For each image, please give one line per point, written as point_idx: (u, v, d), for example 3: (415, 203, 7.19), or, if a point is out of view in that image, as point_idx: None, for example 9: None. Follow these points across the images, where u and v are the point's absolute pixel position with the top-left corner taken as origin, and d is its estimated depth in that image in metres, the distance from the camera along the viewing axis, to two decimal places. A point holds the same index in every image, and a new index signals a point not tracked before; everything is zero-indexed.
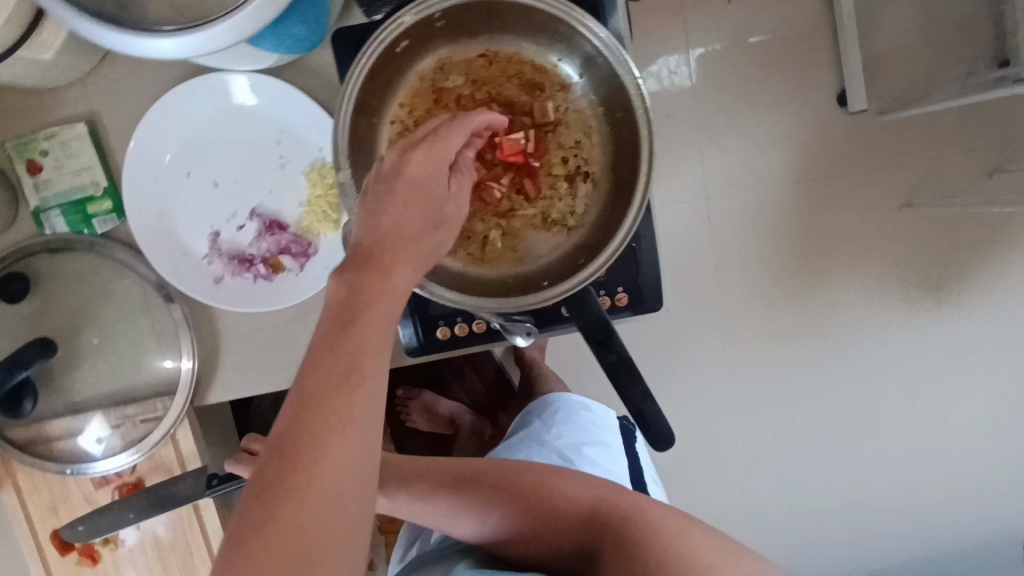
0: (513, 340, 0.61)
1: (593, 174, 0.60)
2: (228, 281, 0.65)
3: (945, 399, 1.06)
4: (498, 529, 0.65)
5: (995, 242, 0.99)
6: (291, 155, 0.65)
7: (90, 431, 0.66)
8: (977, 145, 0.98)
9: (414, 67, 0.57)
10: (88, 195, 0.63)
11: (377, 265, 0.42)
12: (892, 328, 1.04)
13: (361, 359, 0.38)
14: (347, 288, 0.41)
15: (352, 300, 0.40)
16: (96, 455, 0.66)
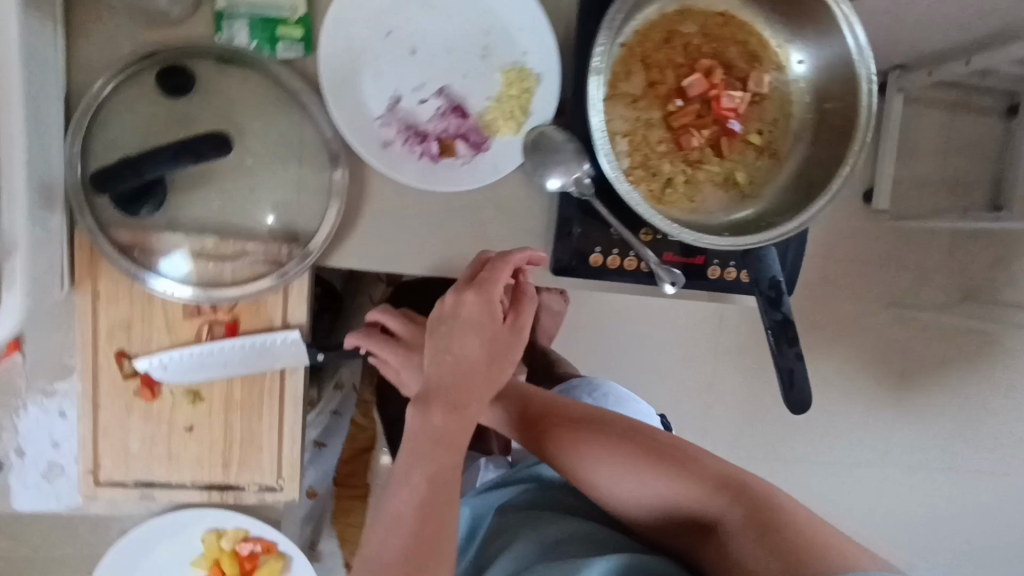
0: (663, 285, 0.62)
1: (780, 154, 0.63)
2: (395, 150, 0.63)
3: (897, 445, 1.37)
4: (609, 479, 0.65)
5: (967, 333, 1.31)
6: (495, 48, 0.63)
7: (178, 250, 0.60)
8: (979, 257, 1.31)
9: (660, 4, 0.60)
10: (282, 16, 0.60)
11: (451, 397, 0.55)
12: (876, 381, 1.34)
13: (447, 483, 0.54)
14: (424, 422, 0.55)
15: (428, 433, 0.55)
16: (168, 274, 0.60)
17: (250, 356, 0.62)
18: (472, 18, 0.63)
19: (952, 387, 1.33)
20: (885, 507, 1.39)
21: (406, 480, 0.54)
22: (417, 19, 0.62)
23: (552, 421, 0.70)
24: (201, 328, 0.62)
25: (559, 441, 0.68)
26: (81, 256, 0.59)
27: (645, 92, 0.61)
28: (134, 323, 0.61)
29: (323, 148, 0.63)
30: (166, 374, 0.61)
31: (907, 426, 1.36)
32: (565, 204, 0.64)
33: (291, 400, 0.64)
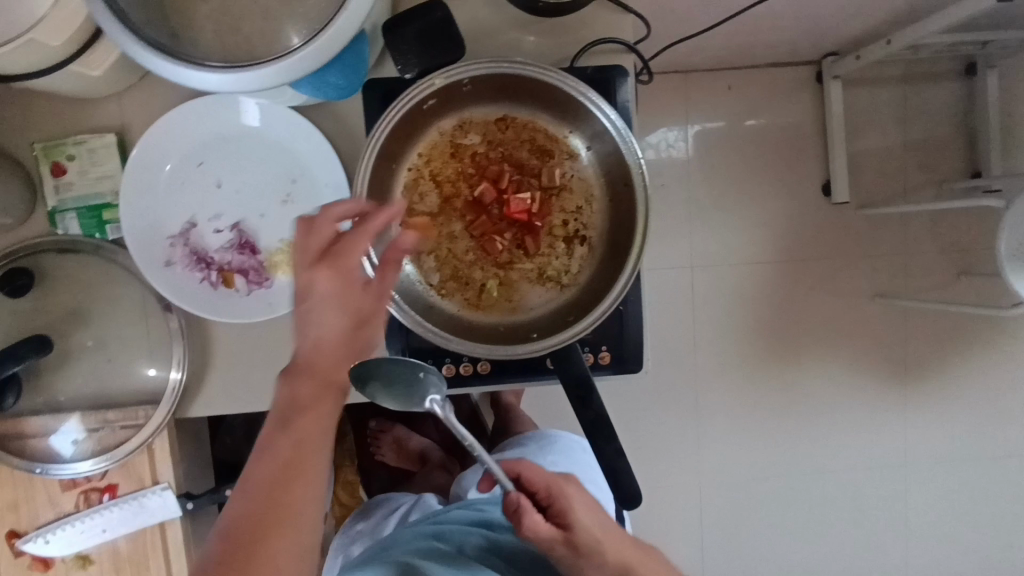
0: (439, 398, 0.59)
1: (590, 240, 0.63)
2: (177, 270, 0.66)
3: (880, 442, 1.38)
4: None
5: (959, 328, 1.34)
6: (297, 195, 0.67)
7: (65, 432, 0.66)
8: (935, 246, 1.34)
9: (437, 123, 0.61)
10: (105, 202, 0.66)
11: (327, 368, 0.52)
12: (836, 379, 1.36)
13: (305, 472, 0.51)
14: (300, 388, 0.52)
15: (295, 405, 0.52)
16: (68, 456, 0.66)
17: (130, 517, 0.67)
18: (272, 168, 0.67)
19: (955, 381, 1.35)
20: (869, 513, 1.39)
21: (259, 451, 0.51)
22: (226, 161, 0.67)
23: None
24: (80, 497, 0.67)
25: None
26: None
27: (441, 208, 0.62)
28: (19, 503, 0.66)
29: (161, 315, 0.67)
30: (49, 547, 0.66)
31: (900, 430, 1.37)
32: (391, 322, 0.65)
33: (175, 548, 0.69)
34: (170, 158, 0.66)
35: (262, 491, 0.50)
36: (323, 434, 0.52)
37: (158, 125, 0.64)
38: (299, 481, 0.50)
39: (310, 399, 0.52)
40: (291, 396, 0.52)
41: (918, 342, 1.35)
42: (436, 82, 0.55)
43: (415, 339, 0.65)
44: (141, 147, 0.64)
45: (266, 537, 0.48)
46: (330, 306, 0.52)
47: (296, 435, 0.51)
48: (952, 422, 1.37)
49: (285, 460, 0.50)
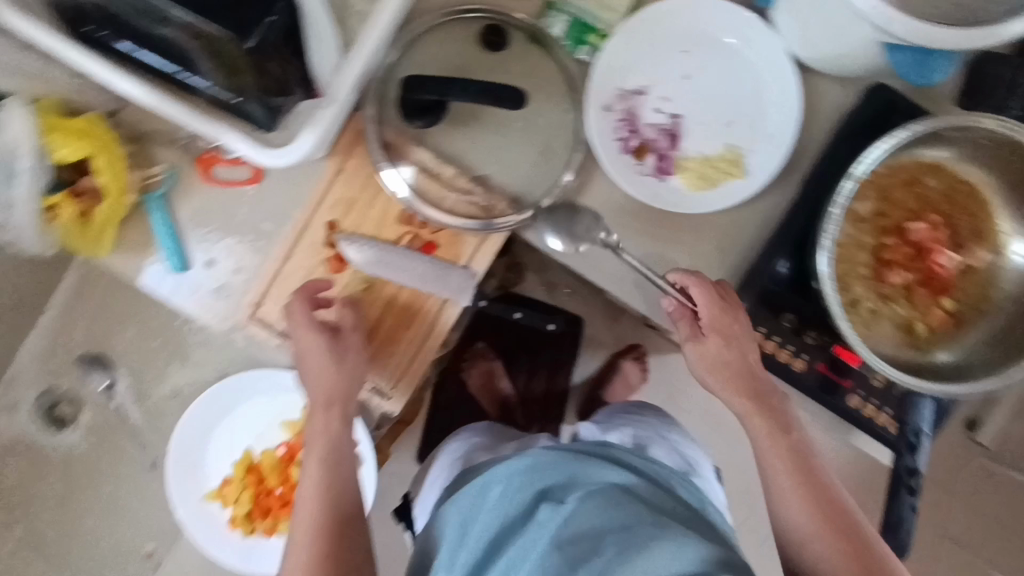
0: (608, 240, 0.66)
1: (963, 325, 0.65)
2: (608, 118, 0.70)
3: None
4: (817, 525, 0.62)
5: None
6: (738, 128, 0.70)
7: (407, 170, 0.68)
8: None
9: (921, 151, 0.64)
10: (596, 27, 0.69)
11: (329, 428, 0.67)
12: None
13: (337, 498, 0.66)
14: (315, 462, 0.66)
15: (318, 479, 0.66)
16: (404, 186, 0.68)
17: (428, 274, 0.68)
18: (735, 95, 0.70)
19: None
20: None
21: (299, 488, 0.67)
22: (705, 63, 0.70)
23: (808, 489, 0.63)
24: (403, 234, 0.69)
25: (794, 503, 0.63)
26: (348, 133, 0.68)
27: (870, 217, 0.65)
28: (354, 205, 0.69)
29: (569, 145, 0.70)
30: (353, 258, 0.67)
31: None
32: (750, 278, 0.68)
33: (439, 328, 0.70)
34: (666, 29, 0.69)
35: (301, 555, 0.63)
36: (342, 435, 0.68)
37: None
38: (338, 473, 0.67)
39: (321, 437, 0.67)
40: (320, 426, 0.67)
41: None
42: (984, 122, 0.58)
43: (760, 303, 0.68)
44: (660, 7, 0.68)
45: (334, 494, 0.66)
46: (311, 348, 0.66)
47: (311, 491, 0.65)
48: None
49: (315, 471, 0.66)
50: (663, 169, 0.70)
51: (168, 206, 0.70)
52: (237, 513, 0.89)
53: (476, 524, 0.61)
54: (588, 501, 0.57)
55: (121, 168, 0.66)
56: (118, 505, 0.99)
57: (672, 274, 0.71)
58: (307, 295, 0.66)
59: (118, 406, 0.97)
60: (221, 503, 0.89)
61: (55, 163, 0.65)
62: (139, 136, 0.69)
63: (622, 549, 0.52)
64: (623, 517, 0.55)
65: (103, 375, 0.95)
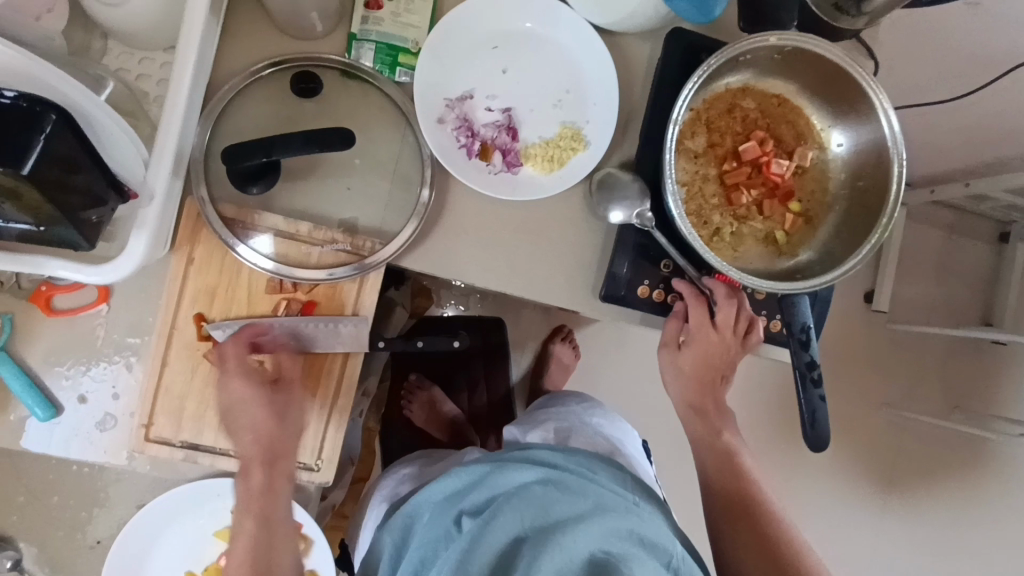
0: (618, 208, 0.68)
1: (814, 221, 0.71)
2: (444, 130, 0.71)
3: (867, 537, 1.49)
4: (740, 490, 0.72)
5: (948, 454, 1.48)
6: (566, 104, 0.73)
7: (263, 239, 0.66)
8: (942, 381, 1.50)
9: (729, 80, 0.69)
10: (405, 47, 0.70)
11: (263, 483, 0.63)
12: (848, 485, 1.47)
13: (274, 560, 0.62)
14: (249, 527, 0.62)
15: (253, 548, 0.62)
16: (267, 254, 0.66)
17: (316, 336, 0.66)
18: (554, 74, 0.73)
19: (926, 492, 1.48)
20: None
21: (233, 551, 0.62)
22: (517, 53, 0.73)
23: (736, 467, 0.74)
24: (279, 303, 0.67)
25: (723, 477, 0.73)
26: (186, 222, 0.65)
27: (705, 151, 0.70)
28: (217, 291, 0.66)
29: (416, 166, 0.70)
30: (232, 341, 0.65)
31: (873, 528, 1.49)
32: (622, 239, 0.71)
33: (347, 382, 0.69)
34: (473, 33, 0.72)
35: None
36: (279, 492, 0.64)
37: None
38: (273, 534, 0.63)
39: (253, 496, 0.63)
40: (248, 483, 0.63)
41: (907, 449, 1.49)
42: (770, 40, 0.63)
43: (637, 258, 0.71)
44: (460, 12, 0.70)
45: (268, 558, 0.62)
46: (248, 399, 0.62)
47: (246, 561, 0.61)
48: (917, 530, 1.49)
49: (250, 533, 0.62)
50: (511, 162, 0.72)
51: (15, 355, 0.67)
52: None
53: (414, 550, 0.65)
54: (505, 509, 0.61)
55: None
56: None
57: (552, 257, 0.73)
58: (241, 340, 0.64)
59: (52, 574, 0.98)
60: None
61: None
62: None
63: (536, 551, 0.56)
64: (536, 517, 0.60)
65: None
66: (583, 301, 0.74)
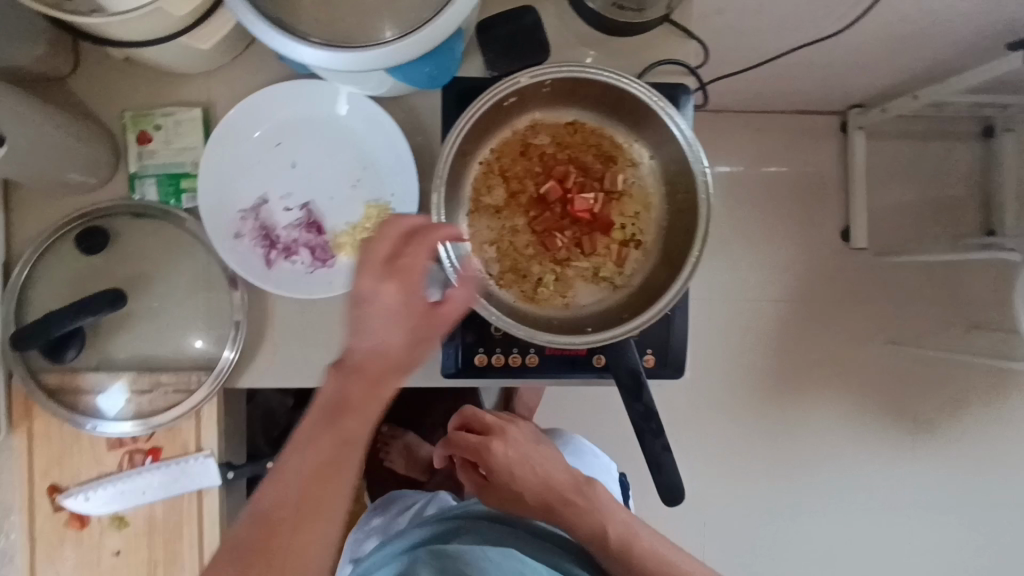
0: None
1: (644, 244, 0.65)
2: (243, 243, 0.69)
3: (908, 501, 1.31)
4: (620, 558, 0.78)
5: (985, 388, 1.28)
6: (364, 182, 0.70)
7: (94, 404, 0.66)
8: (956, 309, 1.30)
9: (513, 121, 0.65)
10: (184, 171, 0.69)
11: (367, 374, 0.49)
12: (868, 447, 1.31)
13: (333, 486, 0.47)
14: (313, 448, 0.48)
15: (336, 452, 0.48)
16: (108, 414, 0.67)
17: (165, 480, 0.67)
18: (342, 155, 0.70)
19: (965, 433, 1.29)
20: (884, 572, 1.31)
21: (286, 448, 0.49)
22: (301, 144, 0.70)
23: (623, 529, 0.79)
24: (125, 456, 0.68)
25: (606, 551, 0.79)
26: (17, 401, 0.67)
27: (507, 202, 0.65)
28: (63, 459, 0.67)
29: (226, 287, 0.69)
30: (89, 505, 0.67)
31: (912, 488, 1.31)
32: None
33: (210, 521, 0.68)
34: (250, 137, 0.69)
35: (257, 528, 0.46)
36: (361, 435, 0.49)
37: (242, 103, 0.68)
38: (337, 480, 0.48)
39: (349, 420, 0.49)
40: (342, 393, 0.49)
41: (929, 390, 1.29)
42: (521, 80, 0.57)
43: (467, 324, 0.67)
44: (227, 123, 0.68)
45: (299, 525, 0.46)
46: (390, 299, 0.49)
47: (306, 495, 0.47)
48: (967, 479, 1.30)
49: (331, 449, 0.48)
50: (320, 256, 0.70)
51: None
52: None
53: None
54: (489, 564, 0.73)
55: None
56: None
57: None
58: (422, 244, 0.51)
59: None
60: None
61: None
62: None
63: None
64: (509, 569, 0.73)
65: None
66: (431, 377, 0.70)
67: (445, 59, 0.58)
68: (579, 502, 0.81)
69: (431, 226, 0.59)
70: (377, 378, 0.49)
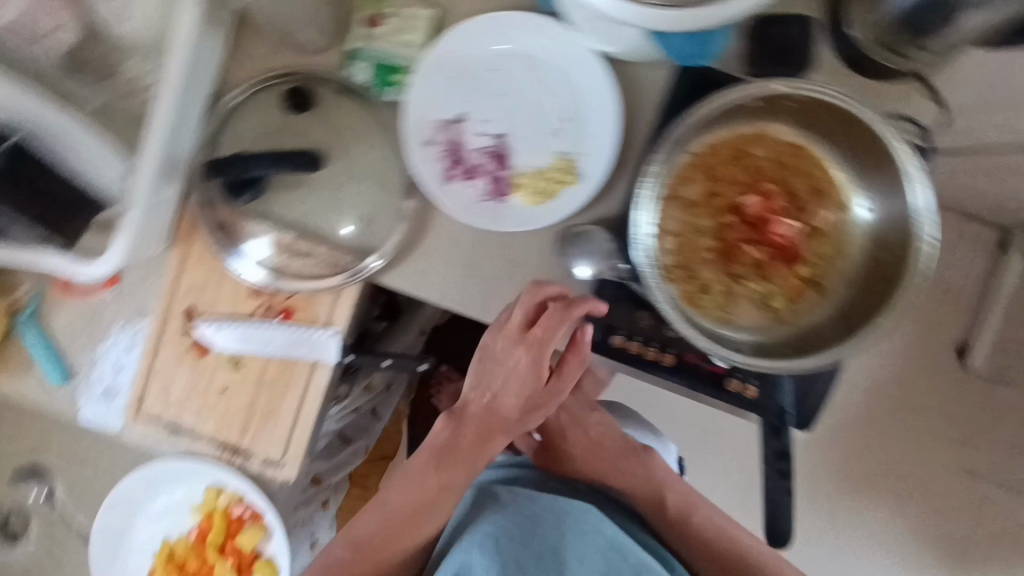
0: (579, 264, 0.65)
1: (824, 289, 0.63)
2: (429, 152, 0.69)
3: None
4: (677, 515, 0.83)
5: None
6: (565, 133, 0.69)
7: (248, 250, 0.69)
8: None
9: (740, 124, 0.62)
10: (400, 65, 0.68)
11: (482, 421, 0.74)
12: None
13: (461, 468, 0.77)
14: (450, 425, 0.75)
15: (454, 438, 0.75)
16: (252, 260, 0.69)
17: (290, 342, 0.70)
18: (552, 99, 0.69)
19: None
20: None
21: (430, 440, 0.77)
22: (516, 75, 0.69)
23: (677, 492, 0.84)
24: (258, 307, 0.70)
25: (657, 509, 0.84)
26: (184, 221, 0.69)
27: (703, 200, 0.63)
28: (206, 288, 0.70)
29: (402, 186, 0.70)
30: (216, 338, 0.70)
31: None
32: (603, 285, 0.67)
33: (313, 394, 0.70)
34: (471, 54, 0.68)
35: (401, 494, 0.77)
36: (477, 444, 0.76)
37: (478, 19, 0.67)
38: (464, 461, 0.76)
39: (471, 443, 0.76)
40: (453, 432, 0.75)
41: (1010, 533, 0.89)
42: (774, 88, 0.55)
43: (616, 303, 0.67)
44: (456, 32, 0.67)
45: (424, 504, 0.78)
46: (517, 351, 0.67)
47: (448, 465, 0.76)
48: None
49: (453, 436, 0.75)
50: (496, 189, 0.69)
51: (41, 324, 0.73)
52: None
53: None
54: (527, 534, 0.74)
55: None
56: None
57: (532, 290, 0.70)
58: (568, 314, 0.64)
59: None
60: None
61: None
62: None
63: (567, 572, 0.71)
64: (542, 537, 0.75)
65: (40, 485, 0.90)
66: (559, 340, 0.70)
67: (705, 40, 0.57)
68: (629, 468, 0.85)
69: (631, 200, 0.59)
70: (492, 433, 0.75)
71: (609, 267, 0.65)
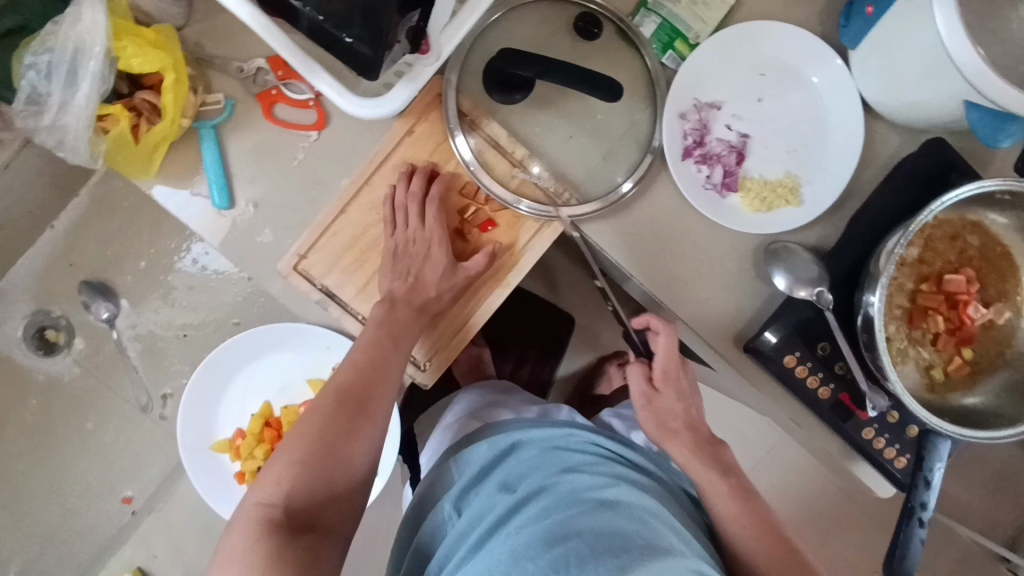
0: (791, 283, 0.68)
1: (979, 375, 0.69)
2: (680, 124, 0.70)
3: None
4: (754, 537, 0.63)
5: None
6: (800, 154, 0.71)
7: (470, 144, 0.66)
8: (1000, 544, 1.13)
9: (968, 210, 0.68)
10: (685, 33, 0.69)
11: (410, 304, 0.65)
12: None
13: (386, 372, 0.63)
14: (383, 312, 0.64)
15: (382, 326, 0.64)
16: (470, 152, 0.66)
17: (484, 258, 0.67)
18: (802, 122, 0.71)
19: None
20: None
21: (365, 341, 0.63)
22: (779, 86, 0.71)
23: (746, 499, 0.66)
24: (466, 206, 0.69)
25: (732, 517, 0.65)
26: (425, 96, 0.66)
27: (912, 262, 0.68)
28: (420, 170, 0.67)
29: (639, 146, 0.70)
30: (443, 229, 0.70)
31: None
32: (793, 306, 0.70)
33: (484, 310, 0.69)
34: (750, 51, 0.70)
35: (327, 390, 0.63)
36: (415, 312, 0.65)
37: (771, 23, 0.69)
38: (389, 356, 0.63)
39: (383, 338, 0.63)
40: (390, 314, 0.65)
41: None
42: None
43: (799, 326, 0.70)
44: (749, 25, 0.69)
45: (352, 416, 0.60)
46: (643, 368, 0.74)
47: (366, 368, 0.62)
48: None
49: (390, 322, 0.64)
50: (722, 181, 0.71)
51: (220, 137, 0.66)
52: (246, 469, 0.76)
53: (478, 510, 0.65)
54: (542, 472, 0.66)
55: (177, 55, 0.61)
56: (89, 447, 0.97)
57: (720, 286, 0.72)
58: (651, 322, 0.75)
59: (117, 340, 0.95)
60: (231, 456, 0.77)
61: (121, 68, 0.62)
62: (201, 59, 0.65)
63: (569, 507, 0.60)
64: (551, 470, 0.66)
65: (106, 304, 0.93)
66: (726, 340, 0.72)
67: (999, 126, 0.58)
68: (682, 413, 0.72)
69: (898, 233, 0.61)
70: (416, 321, 0.65)
71: (817, 292, 0.67)
